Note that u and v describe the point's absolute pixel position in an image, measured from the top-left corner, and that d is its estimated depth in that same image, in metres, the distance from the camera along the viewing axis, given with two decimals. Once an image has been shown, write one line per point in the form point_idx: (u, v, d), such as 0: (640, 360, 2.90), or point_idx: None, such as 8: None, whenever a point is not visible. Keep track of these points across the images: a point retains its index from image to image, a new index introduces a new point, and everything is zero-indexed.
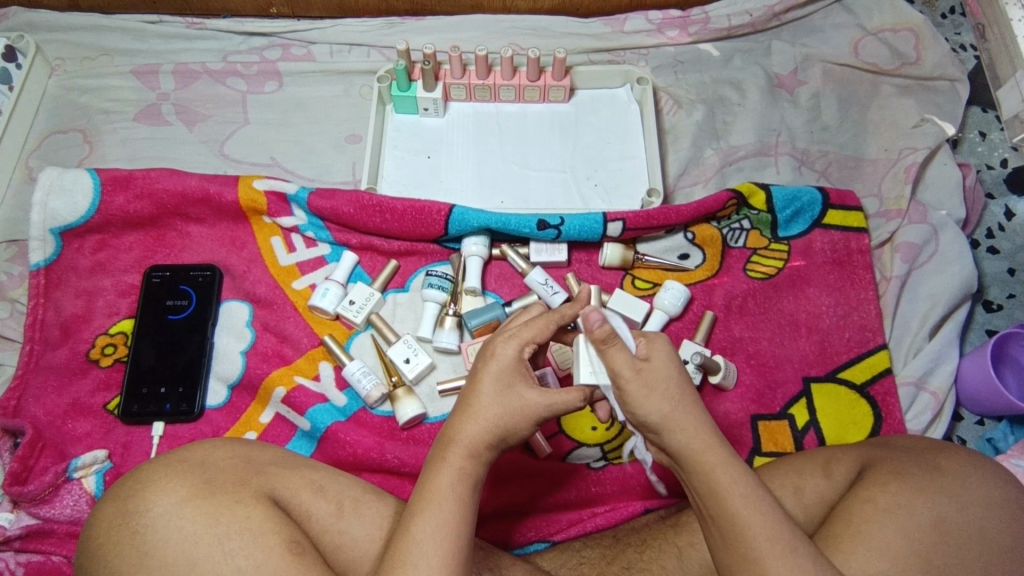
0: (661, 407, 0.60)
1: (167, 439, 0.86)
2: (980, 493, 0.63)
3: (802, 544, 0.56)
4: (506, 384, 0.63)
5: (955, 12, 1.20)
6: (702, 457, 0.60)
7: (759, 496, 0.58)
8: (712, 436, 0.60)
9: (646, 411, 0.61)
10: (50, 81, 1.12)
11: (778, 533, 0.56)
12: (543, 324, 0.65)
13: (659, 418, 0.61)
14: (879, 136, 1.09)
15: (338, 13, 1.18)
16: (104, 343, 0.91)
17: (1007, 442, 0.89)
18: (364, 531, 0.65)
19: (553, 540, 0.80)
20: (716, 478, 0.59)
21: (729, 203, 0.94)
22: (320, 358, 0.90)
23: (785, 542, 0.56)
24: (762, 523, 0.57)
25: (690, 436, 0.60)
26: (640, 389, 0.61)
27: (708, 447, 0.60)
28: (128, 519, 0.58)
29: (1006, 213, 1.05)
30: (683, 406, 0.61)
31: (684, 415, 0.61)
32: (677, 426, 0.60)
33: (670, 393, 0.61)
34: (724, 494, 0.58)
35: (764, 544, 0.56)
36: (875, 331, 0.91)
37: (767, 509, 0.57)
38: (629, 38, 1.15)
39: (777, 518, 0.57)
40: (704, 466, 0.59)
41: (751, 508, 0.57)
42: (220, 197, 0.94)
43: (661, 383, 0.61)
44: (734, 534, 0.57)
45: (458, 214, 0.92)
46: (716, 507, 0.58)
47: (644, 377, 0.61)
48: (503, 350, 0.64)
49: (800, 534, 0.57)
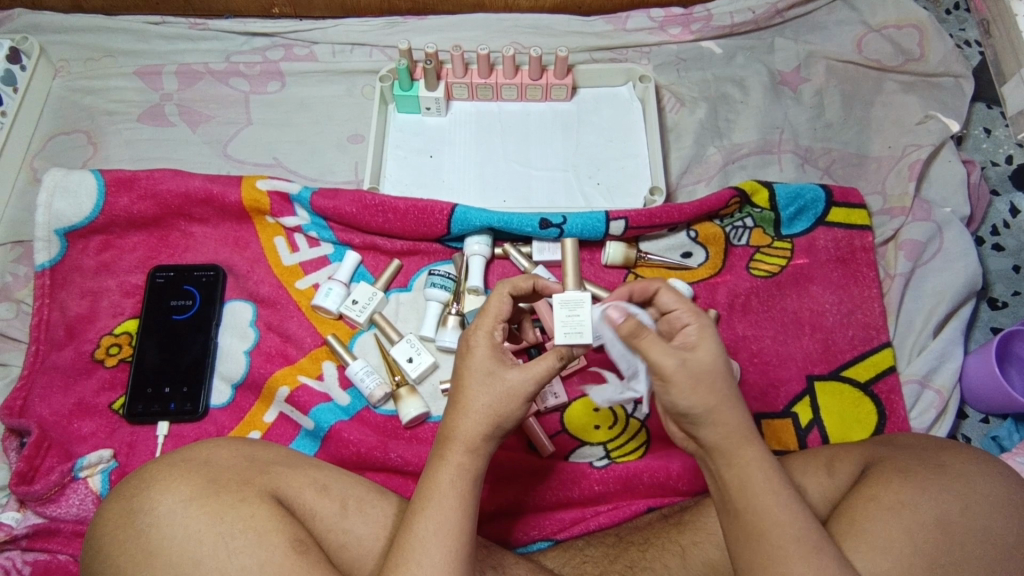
0: (706, 401, 0.58)
1: (171, 438, 0.86)
2: (992, 493, 0.63)
3: (829, 546, 0.57)
4: (487, 372, 0.62)
5: (959, 8, 1.19)
6: (739, 453, 0.59)
7: (790, 494, 0.58)
8: (751, 433, 0.60)
9: (690, 402, 0.59)
10: (55, 82, 1.12)
11: (804, 532, 0.57)
12: (498, 304, 0.65)
13: (701, 410, 0.59)
14: (882, 134, 1.08)
15: (340, 13, 1.18)
16: (109, 343, 0.91)
17: (1013, 440, 0.89)
18: (368, 529, 0.65)
19: (556, 539, 0.80)
20: (750, 475, 0.58)
21: (731, 201, 0.94)
22: (323, 358, 0.91)
23: (812, 543, 0.56)
24: (792, 524, 0.57)
25: (729, 432, 0.59)
26: (687, 379, 0.58)
27: (746, 443, 0.60)
28: (132, 518, 0.59)
29: (1011, 210, 1.05)
30: (729, 400, 0.59)
31: (728, 412, 0.59)
32: (717, 422, 0.59)
33: (716, 387, 0.59)
34: (754, 490, 0.58)
35: (791, 544, 0.56)
36: (879, 329, 0.91)
37: (795, 509, 0.58)
38: (631, 36, 1.15)
39: (806, 518, 0.58)
40: (738, 461, 0.59)
41: (781, 507, 0.57)
42: (223, 197, 0.94)
43: (709, 376, 0.59)
44: (759, 531, 0.57)
45: (461, 213, 0.92)
46: (743, 501, 0.58)
47: (691, 368, 0.58)
48: (476, 342, 0.64)
49: (824, 535, 0.58)
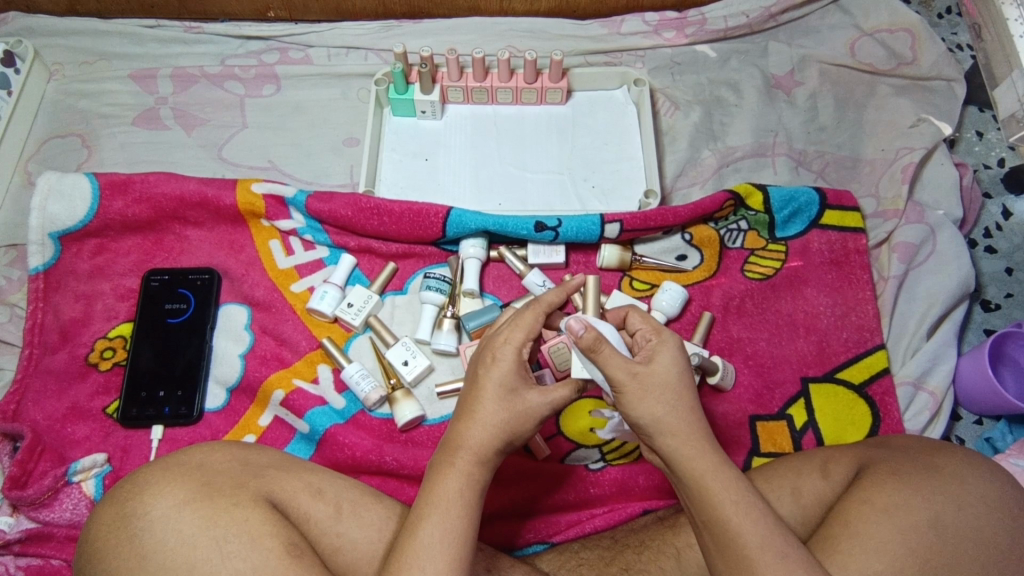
0: (654, 411, 0.60)
1: (166, 442, 0.86)
2: (982, 493, 0.63)
3: (795, 551, 0.56)
4: (510, 389, 0.62)
5: (951, 13, 1.20)
6: (695, 464, 0.60)
7: (752, 502, 0.58)
8: (704, 443, 0.60)
9: (638, 413, 0.61)
10: (49, 85, 1.12)
11: (769, 540, 0.57)
12: (532, 319, 0.64)
13: (650, 422, 0.61)
14: (876, 137, 1.09)
15: (335, 16, 1.18)
16: (103, 347, 0.91)
17: (1005, 441, 0.89)
18: (362, 533, 0.65)
19: (552, 542, 0.80)
20: (706, 484, 0.59)
21: (726, 204, 0.95)
22: (319, 361, 0.91)
23: (777, 549, 0.56)
24: (755, 531, 0.57)
25: (681, 442, 0.60)
26: (637, 389, 0.61)
27: (700, 453, 0.60)
28: (125, 522, 0.59)
29: (1003, 213, 1.05)
30: (678, 411, 0.61)
31: (677, 422, 0.60)
32: (669, 431, 0.60)
33: (666, 397, 0.61)
34: (714, 500, 0.58)
35: (755, 552, 0.56)
36: (873, 331, 0.91)
37: (758, 516, 0.58)
38: (626, 40, 1.16)
39: (770, 525, 0.57)
40: (693, 472, 0.59)
41: (743, 515, 0.57)
42: (218, 200, 0.94)
43: (659, 387, 0.61)
44: (726, 540, 0.57)
45: (456, 216, 0.92)
46: (707, 513, 0.59)
47: (642, 379, 0.61)
48: (503, 355, 0.63)
49: (792, 541, 0.57)
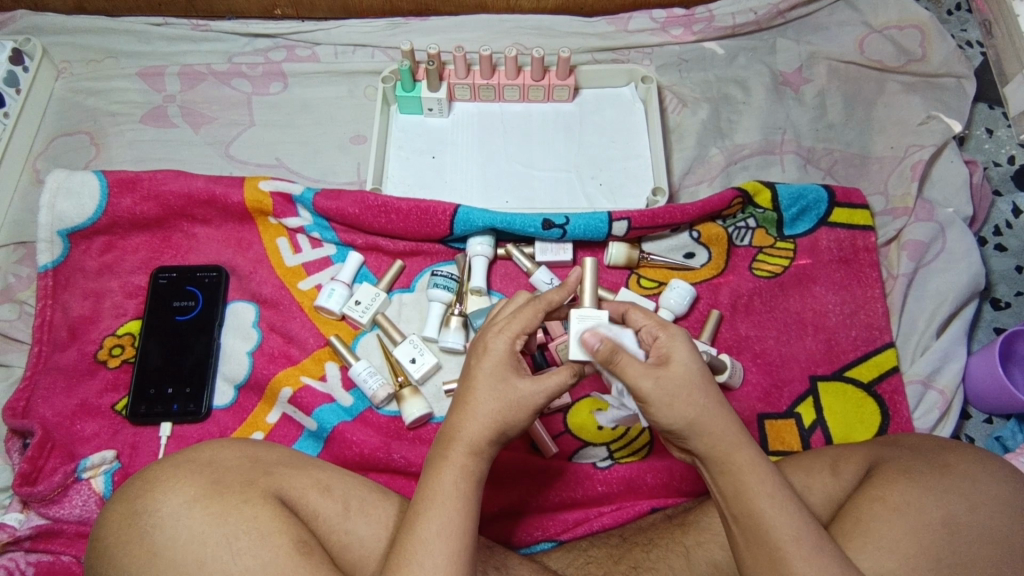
0: (685, 414, 0.60)
1: (174, 439, 0.86)
2: (993, 491, 0.63)
3: (829, 544, 0.57)
4: (501, 379, 0.62)
5: (960, 9, 1.19)
6: (730, 459, 0.60)
7: (787, 496, 0.59)
8: (740, 438, 0.61)
9: (668, 418, 0.61)
10: (57, 83, 1.12)
11: (803, 533, 0.57)
12: (530, 314, 0.64)
13: (682, 424, 0.61)
14: (884, 134, 1.08)
15: (342, 14, 1.18)
16: (112, 344, 0.91)
17: (1016, 440, 0.88)
18: (370, 530, 0.65)
19: (559, 540, 0.80)
20: (744, 478, 0.59)
21: (733, 201, 0.94)
22: (326, 359, 0.91)
23: (812, 542, 0.57)
24: (789, 525, 0.57)
25: (715, 440, 0.60)
26: (662, 395, 0.60)
27: (737, 448, 0.60)
28: (136, 519, 0.59)
29: (1013, 210, 1.04)
30: (711, 408, 0.61)
31: (711, 420, 0.60)
32: (704, 429, 0.61)
33: (693, 398, 0.60)
34: (750, 494, 0.59)
35: (790, 545, 0.56)
36: (882, 329, 0.91)
37: (793, 510, 0.58)
38: (634, 37, 1.15)
39: (804, 519, 0.58)
40: (730, 466, 0.60)
41: (778, 508, 0.58)
42: (226, 198, 0.94)
43: (685, 389, 0.60)
44: (759, 535, 0.57)
45: (463, 213, 0.92)
46: (741, 506, 0.59)
47: (665, 383, 0.60)
48: (494, 345, 0.63)
49: (825, 535, 0.58)
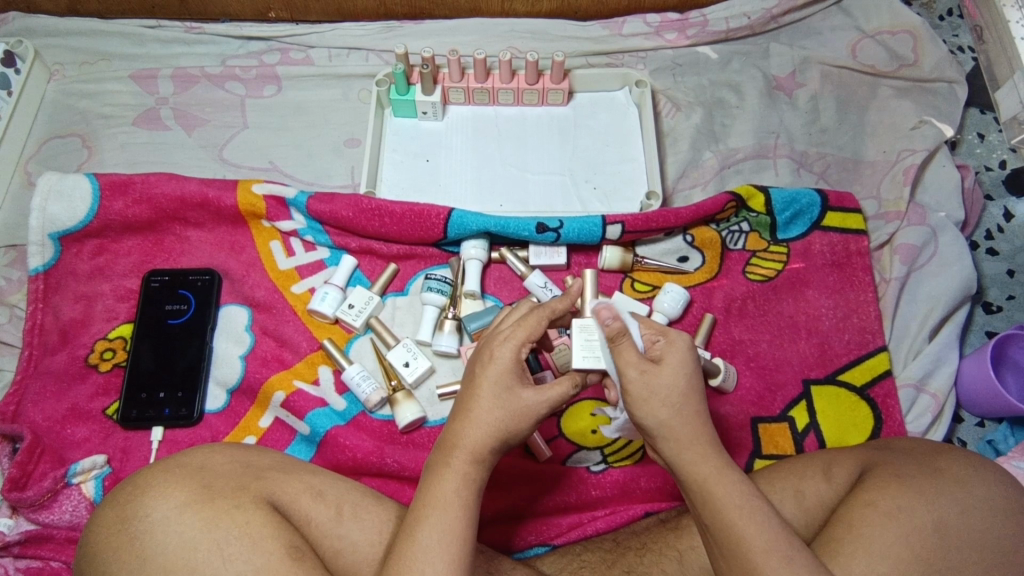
0: (658, 414, 0.61)
1: (166, 443, 0.86)
2: (982, 496, 0.63)
3: (799, 555, 0.56)
4: (505, 388, 0.62)
5: (952, 14, 1.20)
6: (696, 468, 0.60)
7: (756, 506, 0.58)
8: (709, 447, 0.61)
9: (643, 415, 0.62)
10: (49, 85, 1.12)
11: (774, 544, 0.56)
12: (535, 322, 0.64)
13: (655, 424, 0.61)
14: (877, 138, 1.09)
15: (337, 17, 1.18)
16: (103, 347, 0.91)
17: (1008, 443, 0.89)
18: (364, 536, 0.65)
19: (553, 545, 0.79)
20: (710, 489, 0.59)
21: (727, 205, 0.94)
22: (319, 362, 0.90)
23: (782, 554, 0.56)
24: (759, 535, 0.57)
25: (683, 446, 0.61)
26: (642, 389, 0.61)
27: (704, 458, 0.61)
28: (126, 525, 0.58)
29: (1005, 214, 1.05)
30: (684, 415, 0.61)
31: (682, 426, 0.61)
32: (673, 434, 0.61)
33: (672, 400, 0.61)
34: (718, 503, 0.59)
35: (760, 556, 0.56)
36: (875, 333, 0.91)
37: (762, 519, 0.58)
38: (628, 41, 1.16)
39: (774, 529, 0.57)
40: (697, 475, 0.60)
41: (747, 519, 0.57)
42: (219, 201, 0.94)
43: (662, 390, 0.61)
44: (730, 545, 0.57)
45: (457, 217, 0.92)
46: (711, 516, 0.59)
47: (648, 378, 0.61)
48: (501, 354, 0.63)
49: (798, 545, 0.57)
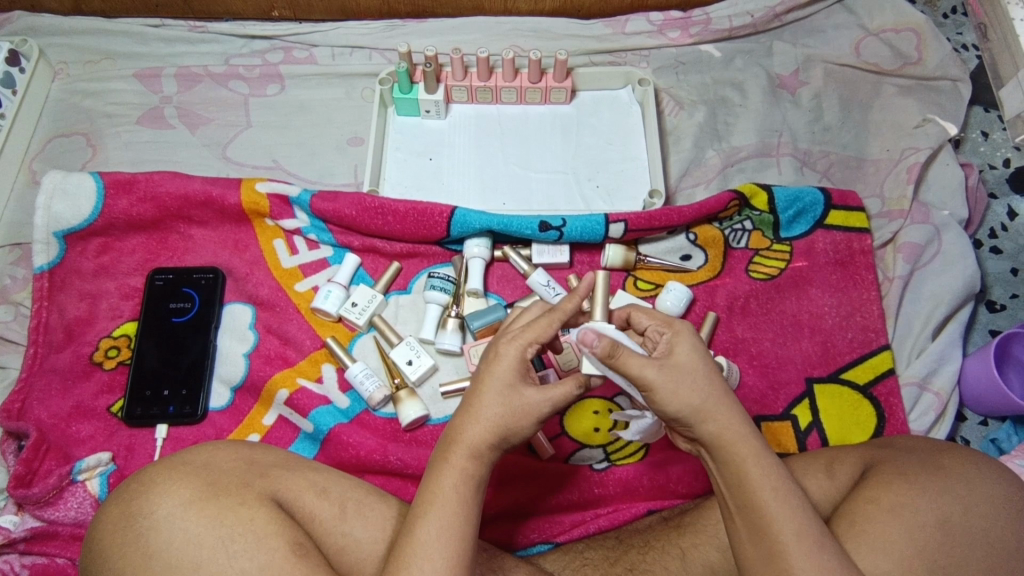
0: (690, 400, 0.60)
1: (170, 441, 0.86)
2: (987, 491, 0.63)
3: (830, 541, 0.57)
4: (507, 384, 0.62)
5: (956, 12, 1.20)
6: (734, 449, 0.60)
7: (790, 490, 0.59)
8: (747, 429, 0.61)
9: (674, 405, 0.60)
10: (54, 84, 1.12)
11: (805, 529, 0.57)
12: (545, 326, 0.64)
13: (688, 411, 0.60)
14: (880, 137, 1.09)
15: (340, 16, 1.18)
16: (108, 345, 0.91)
17: (1011, 442, 0.89)
18: (367, 533, 0.65)
19: (556, 542, 0.79)
20: (747, 471, 0.59)
21: (730, 203, 0.94)
22: (323, 360, 0.91)
23: (813, 539, 0.57)
24: (791, 520, 0.57)
25: (721, 427, 0.60)
26: (668, 383, 0.60)
27: (742, 439, 0.60)
28: (132, 521, 0.59)
29: (1009, 213, 1.05)
30: (717, 397, 0.61)
31: (716, 407, 0.60)
32: (708, 418, 0.60)
33: (698, 384, 0.61)
34: (754, 486, 0.58)
35: (791, 540, 0.56)
36: (878, 332, 0.91)
37: (795, 504, 0.58)
38: (630, 40, 1.16)
39: (805, 514, 0.58)
40: (735, 456, 0.60)
41: (780, 502, 0.58)
42: (223, 200, 0.94)
43: (689, 376, 0.61)
44: (761, 527, 0.57)
45: (460, 215, 0.92)
46: (744, 497, 0.59)
47: (669, 370, 0.60)
48: (505, 352, 0.64)
49: (824, 531, 0.58)
